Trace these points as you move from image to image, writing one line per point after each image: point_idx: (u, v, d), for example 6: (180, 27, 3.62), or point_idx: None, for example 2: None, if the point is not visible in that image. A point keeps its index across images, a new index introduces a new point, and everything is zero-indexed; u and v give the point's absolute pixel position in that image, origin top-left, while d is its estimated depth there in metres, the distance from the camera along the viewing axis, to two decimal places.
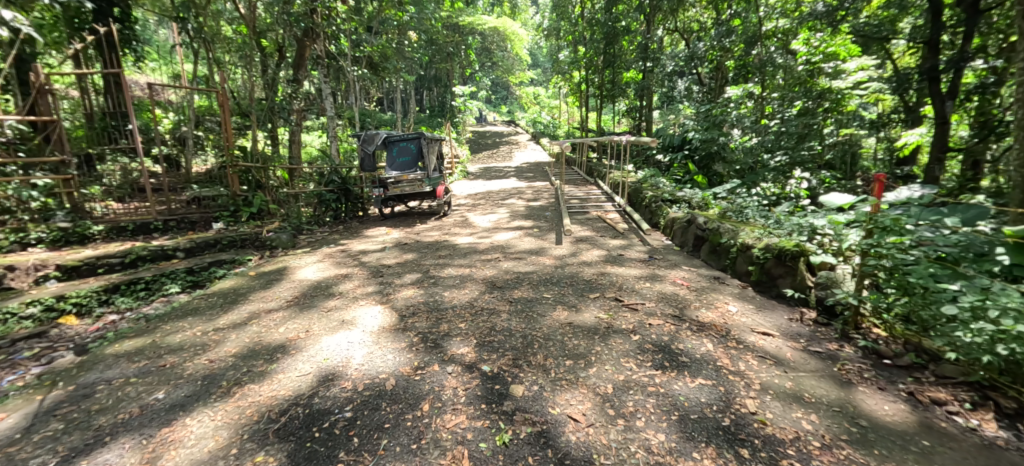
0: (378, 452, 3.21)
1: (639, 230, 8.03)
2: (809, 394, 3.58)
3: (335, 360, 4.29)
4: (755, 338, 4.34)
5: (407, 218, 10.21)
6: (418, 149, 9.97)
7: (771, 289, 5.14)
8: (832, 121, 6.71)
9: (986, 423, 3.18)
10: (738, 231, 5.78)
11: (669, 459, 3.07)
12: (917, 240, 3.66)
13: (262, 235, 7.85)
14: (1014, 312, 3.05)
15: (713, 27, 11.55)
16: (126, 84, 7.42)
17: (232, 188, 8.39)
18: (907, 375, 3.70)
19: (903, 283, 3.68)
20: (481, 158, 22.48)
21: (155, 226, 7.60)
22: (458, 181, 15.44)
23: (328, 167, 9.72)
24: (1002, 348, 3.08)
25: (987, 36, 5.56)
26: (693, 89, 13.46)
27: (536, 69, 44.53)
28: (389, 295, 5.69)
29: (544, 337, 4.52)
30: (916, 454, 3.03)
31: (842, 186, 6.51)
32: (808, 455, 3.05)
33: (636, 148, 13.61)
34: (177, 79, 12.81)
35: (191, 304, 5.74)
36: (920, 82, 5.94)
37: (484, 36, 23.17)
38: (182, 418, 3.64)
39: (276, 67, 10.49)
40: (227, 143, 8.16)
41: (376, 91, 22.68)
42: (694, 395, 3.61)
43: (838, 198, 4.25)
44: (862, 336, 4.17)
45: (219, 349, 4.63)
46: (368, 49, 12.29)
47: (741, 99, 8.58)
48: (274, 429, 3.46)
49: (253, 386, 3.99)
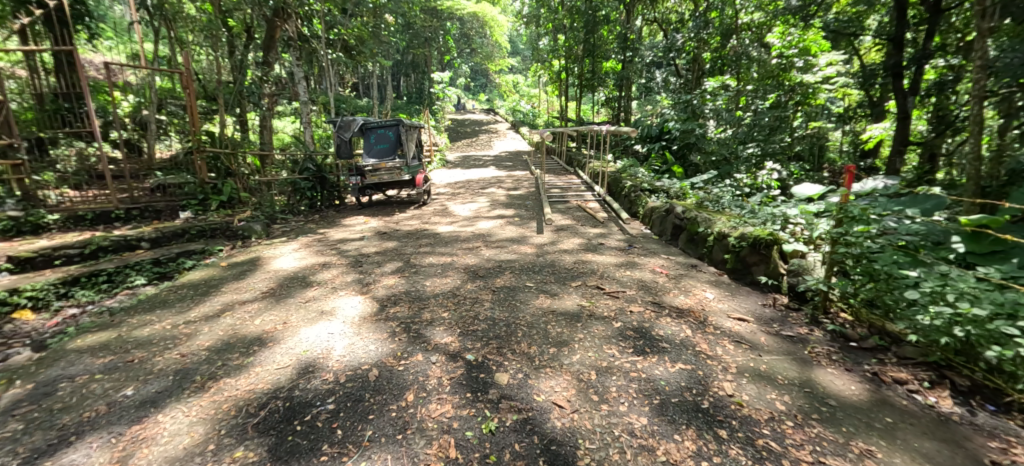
0: (363, 444, 3.21)
1: (618, 218, 8.13)
2: (781, 376, 3.78)
3: (315, 351, 4.23)
4: (731, 324, 4.53)
5: (386, 206, 10.00)
6: (396, 137, 9.53)
7: (745, 276, 5.34)
8: (801, 114, 7.21)
9: (942, 400, 3.44)
10: (714, 220, 5.95)
11: (651, 442, 3.19)
12: (882, 230, 4.02)
13: (233, 224, 7.54)
14: (969, 295, 3.36)
15: (691, 19, 11.70)
16: (77, 61, 6.47)
17: (200, 176, 7.99)
18: (872, 356, 3.96)
19: (869, 269, 3.95)
20: (460, 148, 21.74)
21: (116, 215, 7.23)
22: (436, 170, 15.28)
23: (302, 154, 9.39)
24: (959, 330, 3.36)
25: (947, 35, 5.85)
26: (670, 80, 13.43)
27: (516, 57, 43.98)
28: (369, 285, 5.61)
29: (527, 325, 4.59)
30: (880, 430, 3.24)
31: (809, 177, 6.83)
32: (781, 434, 3.22)
33: (615, 140, 13.66)
34: (135, 59, 12.12)
35: (160, 297, 5.51)
36: (885, 78, 6.12)
37: (463, 22, 22.94)
38: (154, 415, 3.52)
39: (244, 49, 10.02)
40: (192, 129, 7.72)
41: (350, 76, 22.08)
42: (674, 379, 3.76)
43: (808, 189, 4.62)
44: (830, 320, 4.43)
45: (192, 342, 4.49)
46: (342, 32, 11.81)
47: (718, 92, 8.55)
48: (253, 423, 3.40)
49: (228, 379, 3.90)
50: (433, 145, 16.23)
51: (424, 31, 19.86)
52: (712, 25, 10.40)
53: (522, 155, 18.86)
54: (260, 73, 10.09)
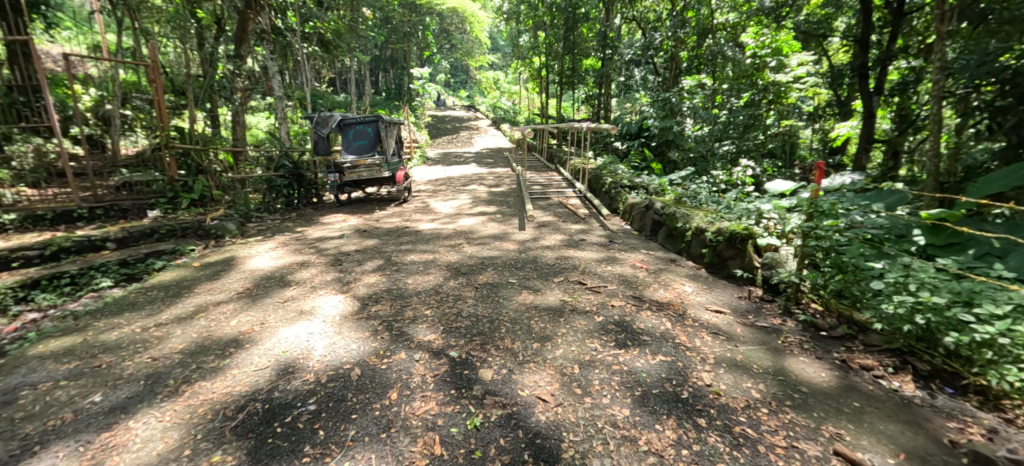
0: (346, 444, 3.18)
1: (599, 215, 8.23)
2: (756, 365, 3.93)
3: (295, 352, 4.16)
4: (708, 316, 4.67)
5: (365, 203, 9.83)
6: (376, 133, 9.33)
7: (721, 269, 5.51)
8: (773, 113, 7.33)
9: (905, 384, 3.63)
10: (692, 215, 6.10)
11: (633, 433, 3.27)
12: (850, 224, 4.16)
13: (205, 223, 7.28)
14: (929, 285, 3.56)
15: (668, 18, 11.88)
16: (32, 51, 6.00)
17: (169, 173, 7.70)
18: (840, 344, 4.14)
19: (837, 262, 4.15)
20: (439, 145, 21.55)
21: (79, 214, 6.91)
22: (416, 167, 15.11)
23: (277, 151, 9.15)
24: (920, 318, 3.56)
25: (909, 38, 6.12)
26: (648, 79, 13.65)
27: (496, 54, 43.81)
28: (349, 284, 5.53)
29: (511, 321, 4.62)
30: (848, 414, 3.40)
31: (781, 174, 7.07)
32: (757, 421, 3.35)
33: (596, 137, 13.78)
34: (97, 50, 11.58)
35: (128, 299, 5.30)
36: (852, 78, 6.44)
37: (443, 17, 22.79)
38: (125, 421, 3.40)
39: (213, 41, 9.68)
40: (159, 124, 7.42)
41: (326, 71, 21.64)
42: (655, 371, 3.85)
43: (781, 185, 4.82)
44: (802, 311, 4.61)
45: (164, 346, 4.34)
46: (318, 25, 11.53)
47: (694, 90, 8.73)
48: (230, 426, 3.32)
49: (204, 382, 3.79)
50: (413, 142, 16.06)
51: (403, 26, 19.58)
52: (688, 25, 10.58)
53: (502, 152, 18.84)
54: (231, 67, 9.77)
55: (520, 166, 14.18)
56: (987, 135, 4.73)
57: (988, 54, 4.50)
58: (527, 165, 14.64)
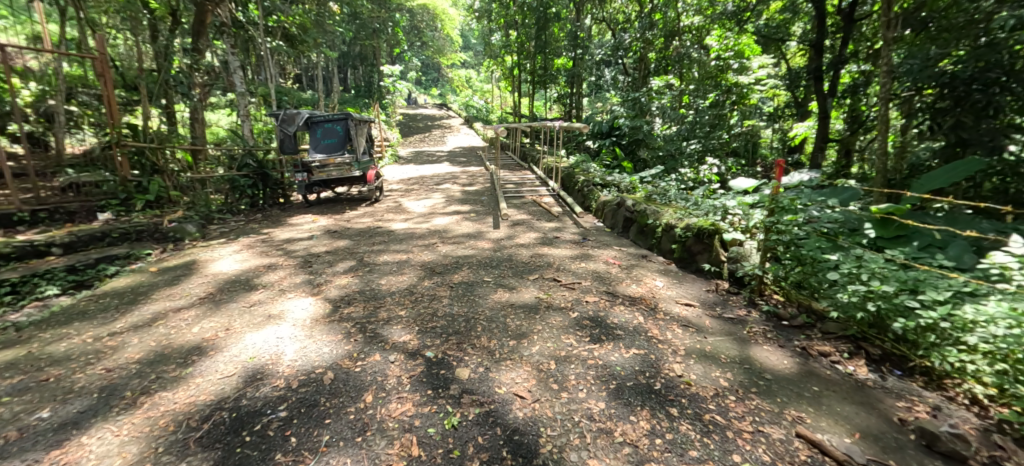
0: (320, 450, 3.10)
1: (572, 213, 8.33)
2: (723, 355, 4.09)
3: (263, 357, 4.02)
4: (679, 309, 4.83)
5: (335, 204, 9.56)
6: (346, 132, 9.13)
7: (690, 264, 5.70)
8: (736, 113, 7.66)
9: (859, 368, 3.86)
10: (662, 212, 6.29)
11: (608, 425, 3.34)
12: (807, 219, 4.43)
13: (162, 226, 6.91)
14: (879, 274, 3.81)
15: (637, 20, 12.08)
16: None
17: (122, 173, 7.27)
18: (801, 333, 4.37)
19: (797, 255, 4.38)
20: (411, 143, 21.20)
21: (20, 217, 6.43)
22: (388, 166, 14.82)
23: (240, 149, 8.77)
24: (871, 305, 3.81)
25: (859, 43, 6.67)
26: (619, 78, 13.92)
27: (468, 53, 43.51)
28: (320, 286, 5.38)
29: (486, 319, 4.62)
30: (809, 398, 3.60)
31: (744, 172, 7.34)
32: (725, 408, 3.49)
33: (568, 136, 13.89)
34: (37, 42, 10.84)
35: (77, 307, 4.97)
36: (807, 81, 7.10)
37: (412, 14, 22.49)
38: (78, 437, 3.20)
39: (168, 34, 9.22)
40: (109, 121, 6.99)
41: (291, 67, 20.98)
42: (629, 364, 3.95)
43: (743, 183, 5.08)
44: (765, 301, 4.84)
45: (119, 355, 4.10)
46: (282, 19, 11.16)
47: (663, 90, 8.97)
48: (195, 437, 3.18)
49: (165, 393, 3.61)
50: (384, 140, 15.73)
51: (372, 22, 19.13)
52: (656, 27, 10.89)
53: (475, 151, 18.72)
54: (188, 61, 9.33)
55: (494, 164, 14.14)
56: (928, 135, 5.10)
57: (929, 59, 4.90)
58: (500, 164, 14.64)
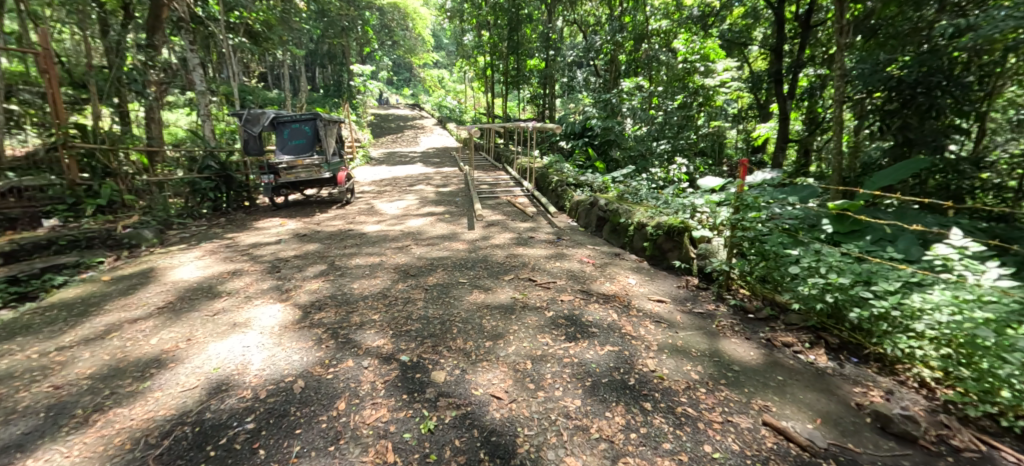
0: (291, 461, 3.00)
1: (546, 212, 8.40)
2: (694, 349, 4.22)
3: (228, 368, 3.85)
4: (651, 305, 4.95)
5: (305, 206, 9.26)
6: (314, 132, 8.85)
7: (661, 261, 5.85)
8: (704, 114, 8.08)
9: (819, 357, 4.06)
10: (634, 211, 6.42)
11: (585, 422, 3.37)
12: (771, 215, 4.62)
13: (115, 232, 6.52)
14: (836, 267, 4.02)
15: (607, 22, 12.26)
16: None
17: (70, 176, 6.92)
18: (766, 325, 4.55)
19: (761, 250, 4.58)
20: (382, 144, 20.82)
21: None
22: (360, 167, 14.50)
23: (201, 150, 8.38)
24: (829, 296, 4.01)
25: (816, 47, 7.06)
26: (591, 80, 14.13)
27: (439, 53, 43.10)
28: (289, 292, 5.20)
29: (463, 320, 4.59)
30: (773, 387, 3.75)
31: (711, 171, 7.57)
32: (696, 400, 3.60)
33: (541, 137, 13.95)
34: None
35: (19, 320, 4.63)
36: (768, 84, 7.31)
37: (382, 13, 22.16)
38: (23, 461, 2.98)
39: (120, 29, 8.75)
40: (56, 122, 6.60)
41: (255, 64, 20.32)
42: (603, 361, 4.02)
43: (711, 181, 5.23)
44: (732, 296, 5.02)
45: (69, 371, 3.84)
46: (245, 15, 10.79)
47: (633, 92, 9.10)
48: (154, 455, 3.02)
49: (120, 409, 3.40)
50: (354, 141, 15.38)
51: (341, 20, 18.71)
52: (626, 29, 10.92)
53: (448, 152, 18.57)
54: (142, 57, 8.87)
55: (467, 165, 14.06)
56: (879, 135, 5.46)
57: (879, 64, 5.20)
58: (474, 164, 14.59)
